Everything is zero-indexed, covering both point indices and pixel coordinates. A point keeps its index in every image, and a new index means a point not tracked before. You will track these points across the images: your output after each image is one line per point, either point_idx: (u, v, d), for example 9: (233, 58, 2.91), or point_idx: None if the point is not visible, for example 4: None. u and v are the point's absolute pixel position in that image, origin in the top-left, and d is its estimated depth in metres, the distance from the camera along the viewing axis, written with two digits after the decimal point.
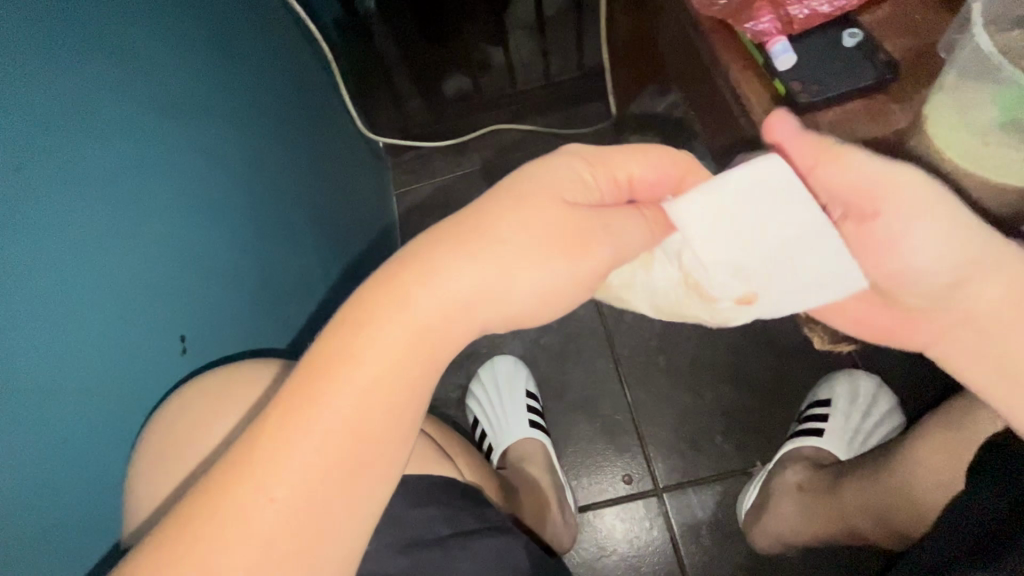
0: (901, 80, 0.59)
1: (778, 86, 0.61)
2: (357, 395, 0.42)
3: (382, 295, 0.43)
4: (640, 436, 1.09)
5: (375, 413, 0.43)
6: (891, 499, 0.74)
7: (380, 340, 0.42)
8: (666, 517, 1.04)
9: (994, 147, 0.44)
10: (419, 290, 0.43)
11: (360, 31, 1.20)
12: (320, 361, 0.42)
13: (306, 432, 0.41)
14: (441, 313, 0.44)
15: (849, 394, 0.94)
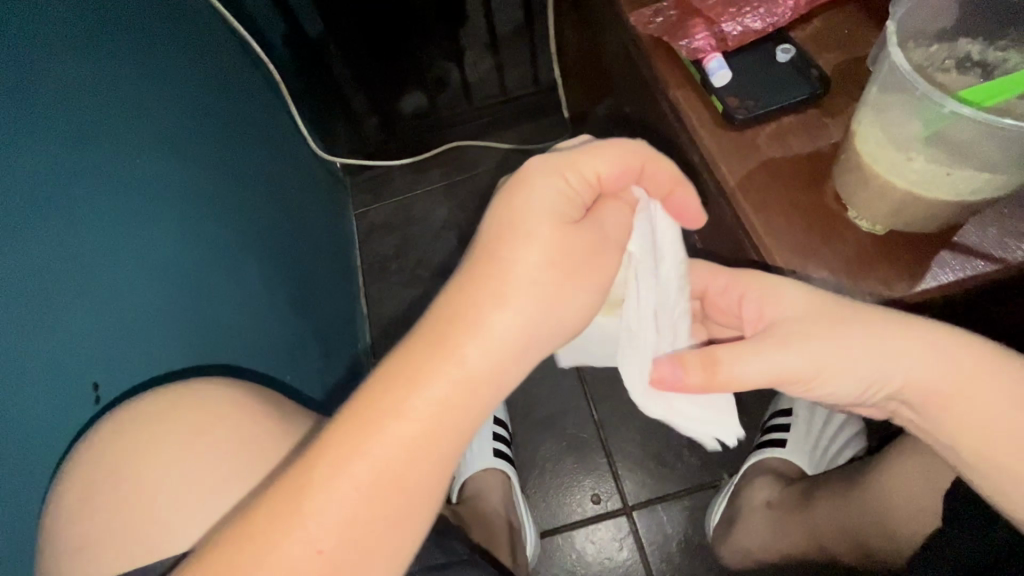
0: (834, 93, 0.60)
1: (715, 103, 0.61)
2: (397, 450, 0.38)
3: (431, 341, 0.40)
4: (608, 453, 1.08)
5: (412, 474, 0.39)
6: (866, 525, 0.70)
7: (441, 380, 0.40)
8: (635, 536, 1.02)
9: (914, 158, 0.44)
10: (462, 339, 0.40)
11: (311, 54, 1.16)
12: (362, 410, 0.38)
13: (340, 484, 0.37)
14: (493, 352, 0.41)
15: (810, 403, 0.95)
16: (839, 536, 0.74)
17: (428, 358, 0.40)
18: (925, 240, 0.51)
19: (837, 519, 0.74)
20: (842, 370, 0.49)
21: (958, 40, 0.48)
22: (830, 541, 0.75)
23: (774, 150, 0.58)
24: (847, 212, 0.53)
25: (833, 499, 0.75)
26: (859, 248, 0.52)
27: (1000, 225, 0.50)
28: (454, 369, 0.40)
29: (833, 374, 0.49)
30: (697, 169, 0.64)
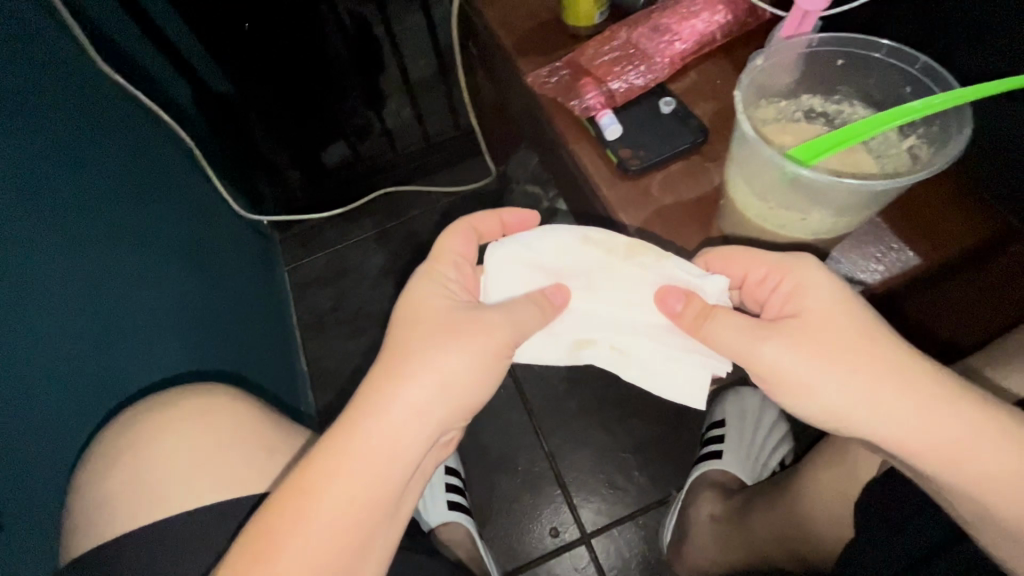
0: (712, 140, 0.66)
1: (610, 155, 0.66)
2: (362, 479, 0.47)
3: (378, 396, 0.49)
4: (562, 484, 1.10)
5: (378, 495, 0.48)
6: (796, 529, 0.76)
7: (353, 447, 0.47)
8: (595, 564, 1.04)
9: (779, 209, 0.50)
10: (402, 392, 0.49)
11: (225, 115, 1.14)
12: (300, 479, 0.47)
13: (308, 518, 0.46)
14: (401, 416, 0.49)
15: (739, 412, 1.01)
16: (773, 540, 0.80)
17: (381, 410, 0.48)
18: None
19: (770, 525, 0.80)
20: (820, 393, 0.48)
21: (801, 94, 0.55)
22: (767, 547, 0.80)
23: (666, 196, 0.63)
24: None
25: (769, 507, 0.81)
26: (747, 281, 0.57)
27: (863, 251, 0.57)
28: (400, 418, 0.49)
29: (818, 396, 0.48)
30: (602, 217, 0.68)
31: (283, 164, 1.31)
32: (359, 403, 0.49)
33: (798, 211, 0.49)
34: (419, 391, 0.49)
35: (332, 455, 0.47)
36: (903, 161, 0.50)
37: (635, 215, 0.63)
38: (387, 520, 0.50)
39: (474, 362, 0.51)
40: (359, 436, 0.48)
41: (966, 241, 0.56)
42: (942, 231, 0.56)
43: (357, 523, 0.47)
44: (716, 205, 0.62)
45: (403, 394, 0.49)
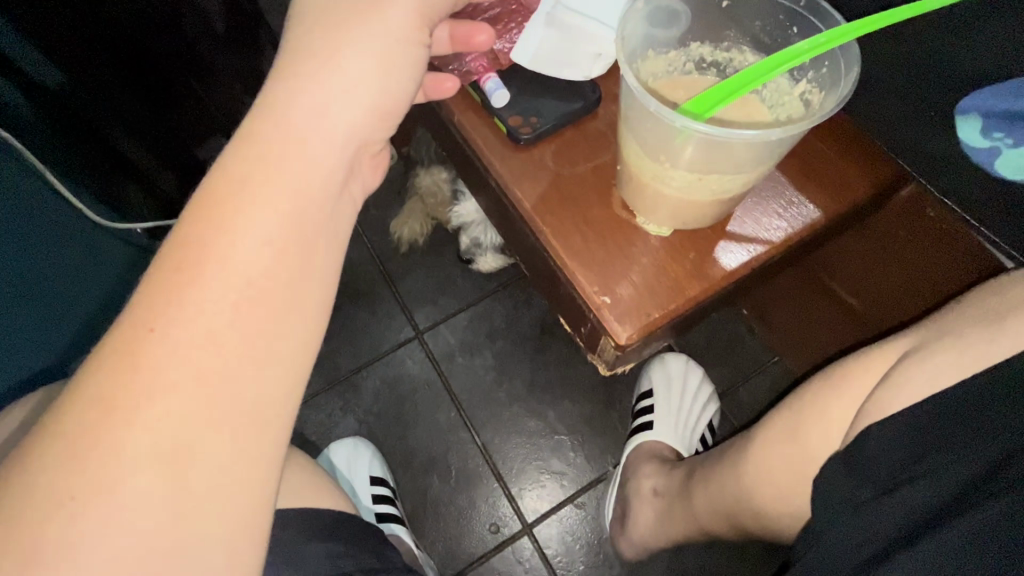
0: (607, 102, 0.60)
1: (499, 124, 0.59)
2: (184, 262, 0.33)
3: (222, 188, 0.35)
4: (499, 477, 1.05)
5: (241, 335, 0.34)
6: (740, 512, 0.65)
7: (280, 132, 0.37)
8: (538, 555, 1.00)
9: (672, 169, 0.46)
10: (246, 203, 0.35)
11: (79, 128, 0.83)
12: (201, 225, 0.34)
13: (173, 383, 0.32)
14: (300, 164, 0.37)
15: (665, 379, 0.99)
16: (717, 518, 0.70)
17: (224, 336, 0.33)
18: (704, 236, 0.53)
19: (713, 501, 0.69)
20: None
21: (690, 44, 0.51)
22: (713, 523, 0.71)
23: (561, 166, 0.57)
24: (636, 219, 0.54)
25: (706, 482, 0.71)
26: (654, 253, 0.53)
27: (763, 209, 0.54)
28: (257, 195, 0.35)
29: None
30: (495, 195, 0.61)
31: (147, 164, 0.95)
32: (190, 235, 0.34)
33: (739, 162, 0.44)
34: (271, 197, 0.36)
35: (130, 391, 0.31)
36: (796, 109, 0.48)
37: (529, 191, 0.56)
38: (267, 351, 0.35)
39: (337, 105, 0.39)
40: (167, 385, 0.32)
41: (858, 192, 0.54)
42: (837, 184, 0.55)
43: (198, 502, 0.32)
44: (615, 174, 0.56)
45: (257, 192, 0.35)
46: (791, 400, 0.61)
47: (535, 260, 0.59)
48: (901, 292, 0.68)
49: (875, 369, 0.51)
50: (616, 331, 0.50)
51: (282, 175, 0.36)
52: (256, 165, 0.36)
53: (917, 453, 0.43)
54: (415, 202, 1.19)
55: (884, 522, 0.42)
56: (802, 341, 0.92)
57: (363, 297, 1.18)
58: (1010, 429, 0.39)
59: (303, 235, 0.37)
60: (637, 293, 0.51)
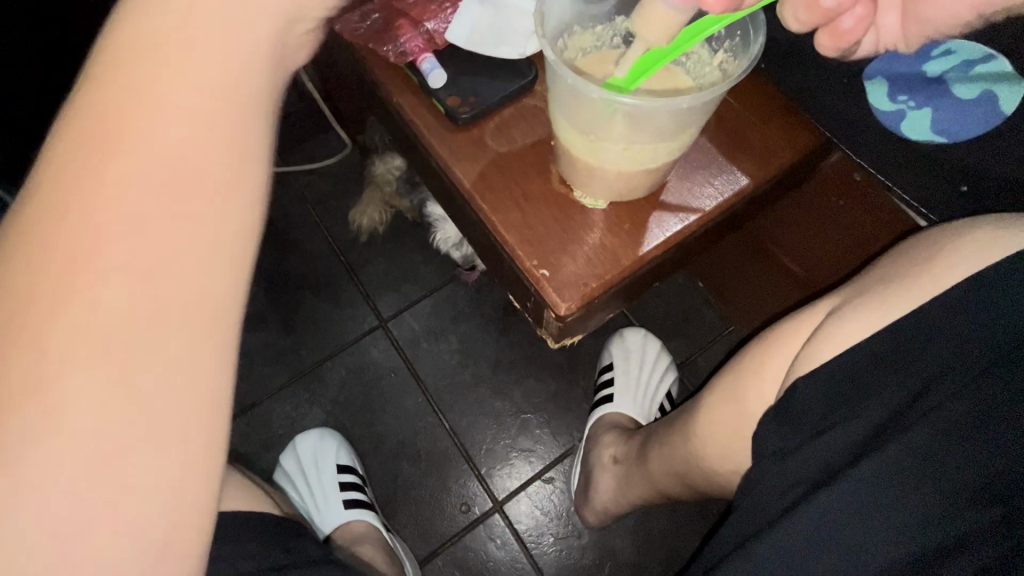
0: (543, 79, 0.61)
1: (437, 104, 0.59)
2: (94, 155, 0.29)
3: (71, 167, 0.29)
4: (468, 458, 1.07)
5: (120, 345, 0.29)
6: (690, 472, 0.68)
7: (150, 83, 0.30)
8: (509, 531, 1.02)
9: (599, 142, 0.47)
10: (107, 166, 0.29)
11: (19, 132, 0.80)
12: (60, 217, 0.29)
13: (48, 406, 0.28)
14: (192, 131, 0.31)
15: (624, 352, 1.02)
16: (671, 479, 0.73)
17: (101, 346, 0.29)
18: (639, 208, 0.55)
19: (667, 466, 0.71)
20: None
21: (614, 18, 0.51)
22: (667, 484, 0.73)
23: (501, 144, 0.58)
24: (573, 193, 0.55)
25: (659, 447, 0.73)
26: (592, 225, 0.54)
27: (694, 179, 0.56)
28: (122, 171, 0.29)
29: None
30: (438, 177, 0.62)
31: None
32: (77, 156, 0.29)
33: (665, 134, 0.46)
34: (147, 171, 0.30)
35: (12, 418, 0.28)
36: (716, 78, 0.49)
37: (467, 171, 0.57)
38: (168, 354, 0.31)
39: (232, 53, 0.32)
40: (47, 373, 0.28)
41: (784, 157, 0.56)
42: (764, 151, 0.57)
43: (132, 448, 0.30)
44: (553, 150, 0.57)
45: (120, 165, 0.29)
46: (733, 361, 0.64)
47: (479, 238, 0.60)
48: (832, 258, 0.71)
49: (805, 331, 0.53)
50: (556, 302, 0.52)
51: (170, 76, 0.30)
52: (124, 130, 0.30)
53: (841, 399, 0.45)
54: (373, 191, 1.19)
55: (812, 466, 0.43)
56: (755, 309, 0.96)
57: (326, 288, 1.19)
58: (912, 372, 0.42)
59: (226, 162, 0.33)
60: (578, 266, 0.53)
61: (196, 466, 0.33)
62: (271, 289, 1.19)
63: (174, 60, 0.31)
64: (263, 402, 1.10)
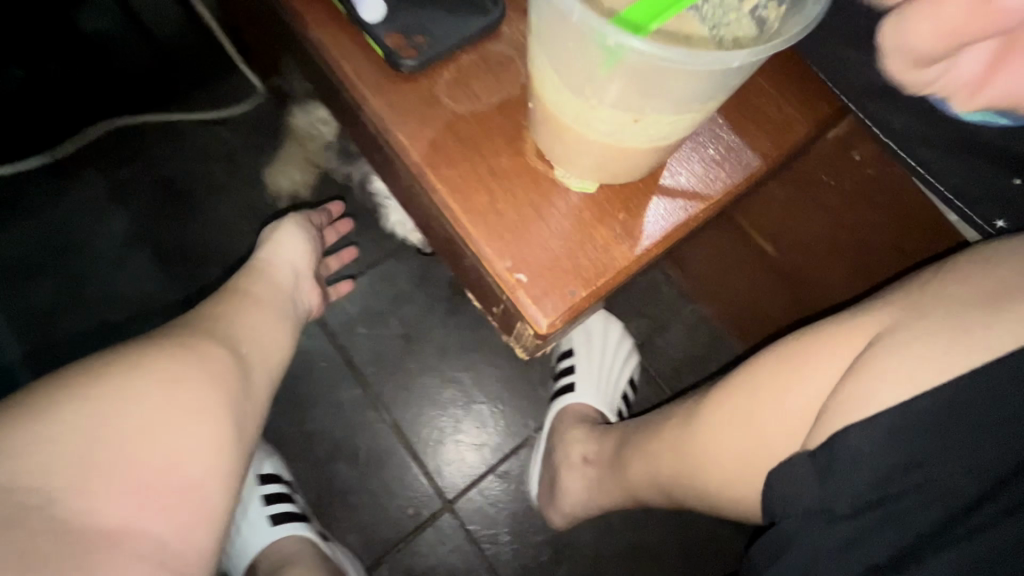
0: (514, 16, 0.47)
1: (373, 46, 0.44)
2: (196, 341, 0.51)
3: (182, 355, 0.48)
4: (414, 455, 0.96)
5: (199, 453, 0.46)
6: (671, 486, 0.60)
7: (243, 304, 0.59)
8: (461, 531, 0.94)
9: (598, 104, 0.35)
10: (203, 354, 0.50)
11: None
12: (170, 384, 0.46)
13: (140, 488, 0.42)
14: (264, 325, 0.59)
15: (585, 337, 0.93)
16: (650, 488, 0.65)
17: (183, 462, 0.45)
18: (635, 190, 0.43)
19: (642, 475, 0.64)
20: None
21: None
22: (641, 491, 0.66)
23: (460, 103, 0.44)
24: (554, 171, 0.43)
25: (634, 452, 0.66)
26: (577, 213, 0.42)
27: (698, 155, 0.45)
28: (212, 356, 0.50)
29: None
30: (376, 144, 0.48)
31: None
32: (182, 333, 0.51)
33: (686, 97, 0.34)
34: (228, 354, 0.52)
35: (108, 489, 0.41)
36: (747, 29, 0.37)
37: (412, 140, 0.43)
38: (219, 467, 0.47)
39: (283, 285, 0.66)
40: (149, 467, 0.43)
41: (801, 133, 0.48)
42: (778, 126, 0.47)
43: (179, 518, 0.44)
44: (526, 113, 0.44)
45: (213, 352, 0.51)
46: (731, 370, 0.56)
47: (432, 225, 0.47)
48: (905, 241, 0.62)
49: (843, 353, 0.44)
50: (535, 317, 0.40)
51: (258, 303, 0.60)
52: (221, 330, 0.54)
53: (910, 459, 0.38)
54: (293, 148, 1.05)
55: (884, 541, 0.38)
56: (769, 315, 0.87)
57: (238, 263, 1.01)
58: (1009, 447, 0.37)
59: (246, 398, 0.51)
60: (560, 265, 0.40)
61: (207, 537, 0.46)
62: (170, 265, 1.00)
63: (262, 296, 0.62)
64: None
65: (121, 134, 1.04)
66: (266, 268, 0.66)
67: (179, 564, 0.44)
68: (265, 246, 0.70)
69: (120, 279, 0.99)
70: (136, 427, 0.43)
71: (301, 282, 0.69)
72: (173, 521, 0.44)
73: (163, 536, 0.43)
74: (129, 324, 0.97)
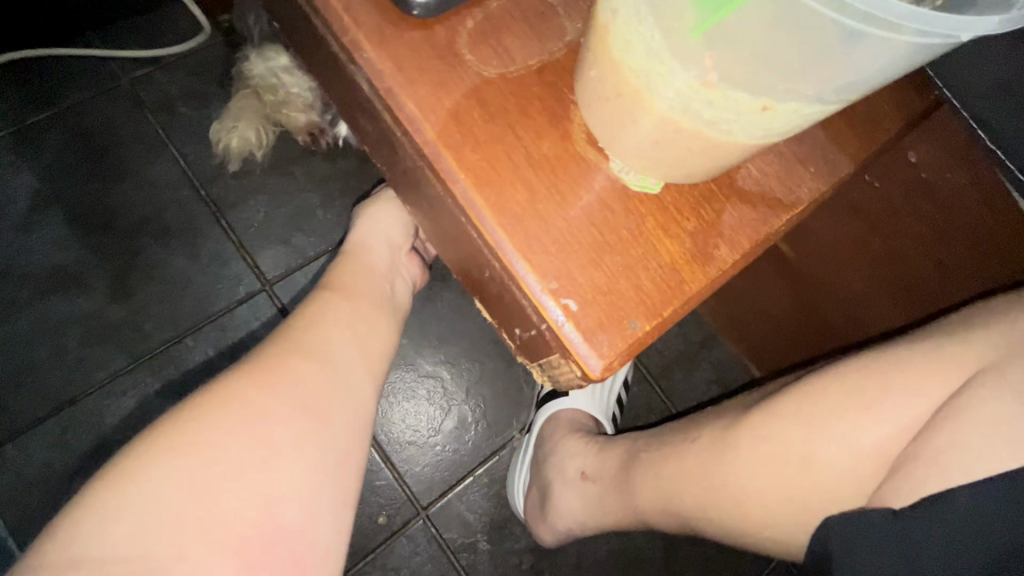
0: None
1: None
2: (272, 370, 0.45)
3: (258, 391, 0.43)
4: (386, 458, 0.87)
5: (284, 502, 0.41)
6: (692, 520, 0.53)
7: (324, 316, 0.53)
8: (435, 541, 0.86)
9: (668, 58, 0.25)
10: (280, 388, 0.44)
11: None
12: (247, 427, 0.41)
13: (222, 551, 0.38)
14: (344, 338, 0.51)
15: None
16: (664, 518, 0.58)
17: (271, 513, 0.40)
18: (706, 193, 0.34)
19: (655, 503, 0.57)
20: None
21: None
22: (652, 518, 0.59)
23: (487, 63, 0.33)
24: (607, 162, 0.33)
25: (646, 475, 0.58)
26: (635, 219, 0.33)
27: (778, 150, 0.37)
28: (291, 385, 0.45)
29: None
30: (366, 109, 0.36)
31: None
32: (269, 356, 0.47)
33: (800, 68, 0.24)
34: (305, 383, 0.46)
35: (193, 552, 0.37)
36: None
37: (421, 107, 0.32)
38: (308, 514, 0.42)
39: (382, 295, 0.60)
40: (236, 522, 0.39)
41: (890, 133, 0.40)
42: (864, 123, 0.39)
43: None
44: (571, 82, 0.34)
45: (288, 384, 0.45)
46: (770, 398, 0.50)
47: (439, 220, 0.37)
48: (969, 264, 0.56)
49: (931, 389, 0.39)
50: (585, 357, 0.31)
51: (343, 314, 0.53)
52: (300, 349, 0.48)
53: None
54: (246, 97, 0.85)
55: None
56: (789, 340, 0.81)
57: (176, 234, 0.86)
58: None
59: (339, 423, 0.46)
60: (617, 289, 0.31)
61: None
62: (92, 234, 0.84)
63: (353, 304, 0.55)
64: (88, 395, 0.80)
65: (27, 69, 0.86)
66: (354, 272, 0.60)
67: None
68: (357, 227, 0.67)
69: (27, 248, 0.82)
70: (217, 480, 0.39)
71: (391, 288, 0.62)
72: (279, 571, 0.40)
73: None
74: (41, 303, 0.81)
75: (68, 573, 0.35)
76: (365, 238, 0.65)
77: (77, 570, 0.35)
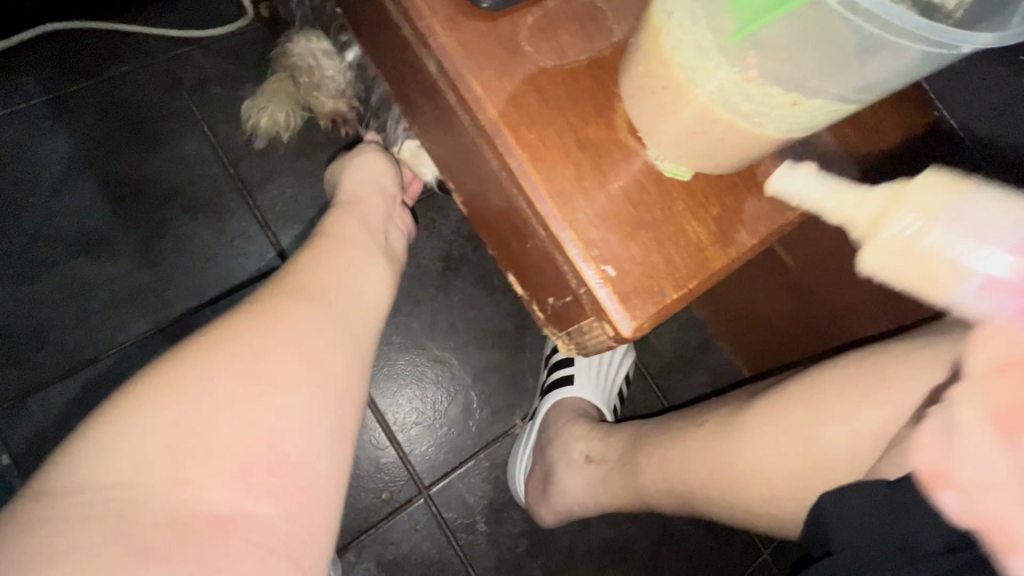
0: None
1: None
2: (267, 309, 0.45)
3: (252, 326, 0.43)
4: (392, 437, 0.89)
5: (285, 431, 0.41)
6: (691, 498, 0.57)
7: (317, 261, 0.53)
8: (436, 520, 0.88)
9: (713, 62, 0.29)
10: (276, 324, 0.44)
11: None
12: (244, 358, 0.41)
13: (224, 475, 0.37)
14: (340, 282, 0.52)
15: None
16: (665, 498, 0.61)
17: (273, 442, 0.40)
18: (732, 186, 0.38)
19: (656, 482, 0.61)
20: None
21: None
22: (653, 498, 0.62)
23: (546, 55, 0.37)
24: (647, 152, 0.37)
25: (649, 456, 0.62)
26: (669, 203, 0.37)
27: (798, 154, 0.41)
28: (287, 322, 0.45)
29: None
30: (430, 89, 0.40)
31: None
32: (262, 299, 0.47)
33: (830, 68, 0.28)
34: (300, 319, 0.45)
35: (193, 477, 0.37)
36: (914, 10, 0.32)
37: (485, 89, 0.36)
38: (310, 444, 0.42)
39: (376, 244, 0.60)
40: (236, 449, 0.38)
41: (898, 146, 0.45)
42: (874, 136, 0.44)
43: (280, 505, 0.39)
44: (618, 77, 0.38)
45: (284, 321, 0.45)
46: (772, 385, 0.53)
47: (489, 193, 0.40)
48: None
49: (924, 379, 0.44)
50: (619, 318, 0.34)
51: (336, 261, 0.54)
52: (294, 291, 0.48)
53: None
54: (280, 82, 0.89)
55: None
56: (784, 346, 0.85)
57: (203, 207, 0.89)
58: None
59: (337, 358, 0.46)
60: (650, 261, 0.35)
61: (312, 522, 0.41)
62: (121, 202, 0.87)
63: (345, 251, 0.56)
64: (108, 356, 0.82)
65: (67, 41, 0.89)
66: (345, 219, 0.61)
67: (301, 540, 0.40)
68: (346, 183, 0.69)
69: (51, 210, 0.84)
70: (216, 408, 0.39)
71: (383, 237, 0.63)
72: (282, 500, 0.39)
73: (275, 519, 0.39)
74: (67, 265, 0.83)
75: (69, 499, 0.35)
76: (355, 194, 0.67)
77: (72, 499, 0.35)
